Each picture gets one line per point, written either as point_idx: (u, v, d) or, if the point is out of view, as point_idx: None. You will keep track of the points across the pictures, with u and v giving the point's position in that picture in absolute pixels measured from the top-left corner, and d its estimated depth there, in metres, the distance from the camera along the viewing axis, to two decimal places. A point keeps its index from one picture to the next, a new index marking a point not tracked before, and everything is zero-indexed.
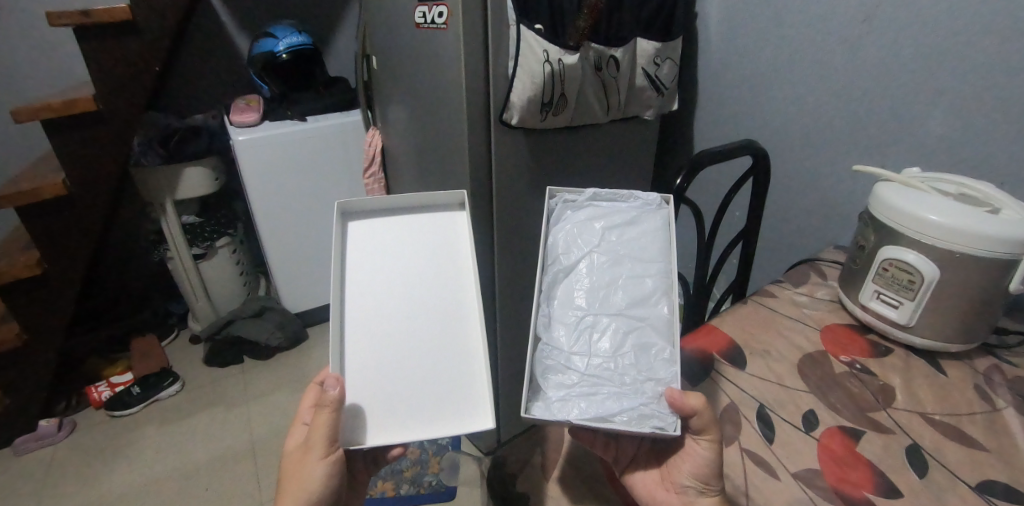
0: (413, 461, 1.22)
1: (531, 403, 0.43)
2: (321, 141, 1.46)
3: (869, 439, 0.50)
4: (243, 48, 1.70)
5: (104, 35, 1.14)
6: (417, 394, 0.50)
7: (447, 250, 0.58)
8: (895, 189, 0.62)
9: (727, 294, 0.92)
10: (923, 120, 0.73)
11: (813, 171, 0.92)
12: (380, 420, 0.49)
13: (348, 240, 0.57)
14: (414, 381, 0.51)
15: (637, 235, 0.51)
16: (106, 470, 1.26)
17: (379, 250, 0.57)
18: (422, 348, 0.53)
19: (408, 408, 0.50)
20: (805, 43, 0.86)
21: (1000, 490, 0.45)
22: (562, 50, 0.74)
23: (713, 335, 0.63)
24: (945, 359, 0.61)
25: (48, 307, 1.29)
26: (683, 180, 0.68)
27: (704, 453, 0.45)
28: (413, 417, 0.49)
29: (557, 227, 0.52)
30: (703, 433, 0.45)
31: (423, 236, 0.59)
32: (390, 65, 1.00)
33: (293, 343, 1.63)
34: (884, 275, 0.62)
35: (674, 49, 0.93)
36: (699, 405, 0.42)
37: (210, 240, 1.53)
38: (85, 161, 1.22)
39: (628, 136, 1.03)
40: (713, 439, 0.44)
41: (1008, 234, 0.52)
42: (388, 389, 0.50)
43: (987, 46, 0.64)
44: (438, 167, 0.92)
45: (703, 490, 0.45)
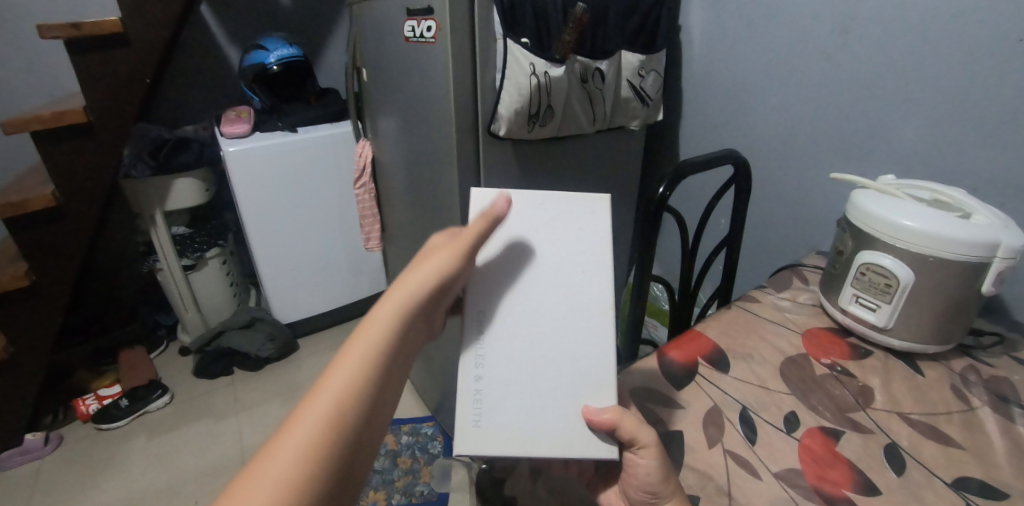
0: (405, 472, 1.25)
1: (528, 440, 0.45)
2: (312, 152, 1.47)
3: (849, 439, 0.52)
4: (234, 59, 1.71)
5: (97, 48, 1.15)
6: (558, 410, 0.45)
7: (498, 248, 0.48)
8: (871, 195, 0.64)
9: (713, 300, 0.93)
10: (898, 129, 0.76)
11: (794, 180, 0.94)
12: (548, 440, 0.45)
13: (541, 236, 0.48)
14: (554, 399, 0.45)
15: (583, 243, 0.48)
16: (93, 485, 1.23)
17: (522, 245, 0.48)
18: (541, 363, 0.46)
19: (563, 420, 0.45)
20: (786, 54, 0.89)
21: (975, 487, 0.46)
22: (548, 63, 0.77)
23: (698, 341, 0.64)
24: (923, 360, 0.63)
25: (35, 319, 1.28)
26: (666, 189, 0.69)
27: (649, 464, 0.44)
28: (567, 434, 0.45)
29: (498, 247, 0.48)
30: (637, 445, 0.44)
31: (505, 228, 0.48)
32: (379, 77, 1.01)
33: (282, 353, 1.63)
34: (861, 279, 0.64)
35: (658, 61, 0.95)
36: (614, 415, 0.44)
37: (200, 251, 1.53)
38: (75, 173, 1.22)
39: (615, 145, 1.05)
40: (648, 448, 0.44)
41: (978, 238, 0.54)
42: (558, 400, 0.45)
43: (956, 60, 0.68)
44: (429, 177, 0.93)
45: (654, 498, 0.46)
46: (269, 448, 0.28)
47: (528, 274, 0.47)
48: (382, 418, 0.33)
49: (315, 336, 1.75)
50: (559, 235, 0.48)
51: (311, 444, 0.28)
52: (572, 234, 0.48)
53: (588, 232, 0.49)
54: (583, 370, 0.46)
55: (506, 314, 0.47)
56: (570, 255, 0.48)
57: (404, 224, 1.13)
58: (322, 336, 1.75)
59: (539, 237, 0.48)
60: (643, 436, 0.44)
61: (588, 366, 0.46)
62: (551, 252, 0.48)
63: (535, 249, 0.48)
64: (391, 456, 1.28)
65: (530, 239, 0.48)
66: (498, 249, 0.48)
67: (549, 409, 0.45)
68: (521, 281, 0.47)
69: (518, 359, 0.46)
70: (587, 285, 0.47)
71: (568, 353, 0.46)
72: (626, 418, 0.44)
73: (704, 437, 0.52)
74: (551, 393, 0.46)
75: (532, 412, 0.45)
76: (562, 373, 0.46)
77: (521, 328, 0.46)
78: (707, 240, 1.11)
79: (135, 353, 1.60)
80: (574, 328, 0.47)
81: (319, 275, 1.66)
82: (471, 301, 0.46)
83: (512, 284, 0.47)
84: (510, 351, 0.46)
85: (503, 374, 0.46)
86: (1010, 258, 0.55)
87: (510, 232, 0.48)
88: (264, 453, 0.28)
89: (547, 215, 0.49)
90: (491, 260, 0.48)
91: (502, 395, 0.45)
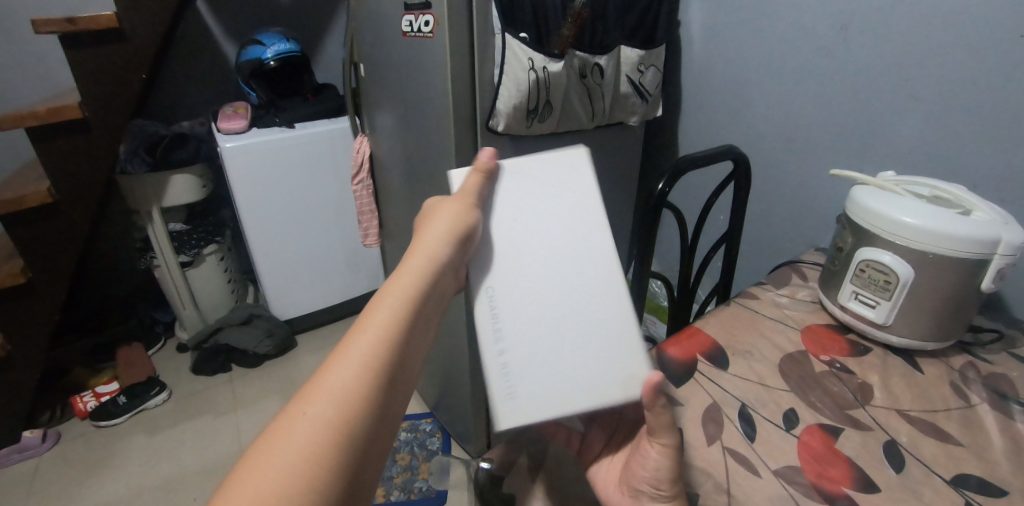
0: (404, 468, 1.25)
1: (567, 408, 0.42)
2: (310, 148, 1.46)
3: (848, 436, 0.51)
4: (231, 55, 1.69)
5: (92, 42, 1.14)
6: (591, 368, 0.43)
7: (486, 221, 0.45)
8: (871, 192, 0.64)
9: (712, 296, 0.93)
10: (898, 125, 0.75)
11: (794, 175, 0.94)
12: (589, 399, 0.42)
13: (527, 200, 0.46)
14: (584, 358, 0.43)
15: (570, 193, 0.47)
16: (91, 482, 1.23)
17: (512, 211, 0.46)
18: (563, 325, 0.44)
19: (598, 380, 0.43)
20: (786, 50, 0.88)
21: (974, 484, 0.46)
22: (547, 58, 0.76)
23: (696, 338, 0.63)
24: (922, 357, 0.63)
25: (31, 317, 1.27)
26: (665, 185, 0.69)
27: (656, 460, 0.43)
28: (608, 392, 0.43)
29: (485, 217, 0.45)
30: (656, 438, 0.43)
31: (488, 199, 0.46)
32: (377, 72, 1.01)
33: (281, 350, 1.63)
34: (861, 276, 0.63)
35: (657, 57, 0.95)
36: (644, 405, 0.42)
37: (197, 248, 1.52)
38: (71, 169, 1.21)
39: (614, 141, 1.04)
40: (665, 443, 0.43)
41: (978, 234, 0.54)
42: (587, 359, 0.43)
43: (958, 56, 0.67)
44: (427, 173, 0.92)
45: (654, 493, 0.44)
46: (310, 390, 0.32)
47: (524, 237, 0.45)
48: (410, 369, 0.36)
49: (313, 333, 1.75)
50: (548, 193, 0.47)
51: (346, 387, 0.32)
52: (558, 189, 0.47)
53: (575, 184, 0.47)
54: (605, 320, 0.45)
55: (515, 286, 0.44)
56: (562, 209, 0.46)
57: (402, 219, 1.12)
58: (321, 332, 1.75)
59: (529, 200, 0.46)
60: (664, 435, 0.43)
61: (608, 323, 0.45)
62: (542, 212, 0.46)
63: (526, 212, 0.46)
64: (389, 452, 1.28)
65: (521, 202, 0.46)
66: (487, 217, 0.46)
67: (579, 376, 0.43)
68: (521, 247, 0.45)
69: (536, 324, 0.43)
70: (585, 239, 0.46)
71: (585, 312, 0.44)
72: (659, 417, 0.43)
73: (703, 434, 0.51)
74: (579, 355, 0.43)
75: (565, 375, 0.43)
76: (584, 337, 0.44)
77: (534, 297, 0.44)
78: (706, 237, 1.11)
79: (133, 350, 1.59)
80: (586, 282, 0.45)
81: (317, 271, 1.65)
82: (476, 279, 0.44)
83: (512, 251, 0.45)
84: (527, 318, 0.43)
85: (525, 343, 0.43)
86: (1010, 255, 0.55)
87: (496, 200, 0.46)
88: (305, 395, 0.31)
89: (530, 175, 0.47)
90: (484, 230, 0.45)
91: (530, 369, 0.42)
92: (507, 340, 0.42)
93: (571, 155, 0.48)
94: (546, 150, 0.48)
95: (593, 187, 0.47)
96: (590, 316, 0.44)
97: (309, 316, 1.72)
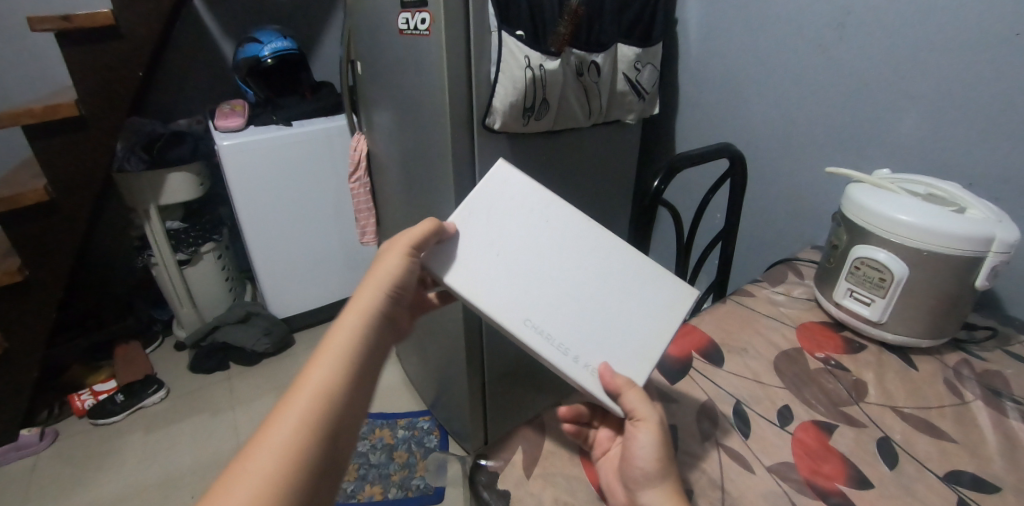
0: (401, 466, 1.25)
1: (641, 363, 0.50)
2: (307, 146, 1.46)
3: (842, 433, 0.52)
4: (228, 52, 1.69)
5: (89, 40, 1.14)
6: (636, 324, 0.51)
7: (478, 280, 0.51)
8: (867, 190, 0.64)
9: (708, 293, 0.93)
10: (893, 123, 0.76)
11: (790, 174, 0.94)
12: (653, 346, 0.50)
13: (497, 243, 0.53)
14: (625, 321, 0.51)
15: (525, 208, 0.55)
16: (89, 480, 1.23)
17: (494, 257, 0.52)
18: (594, 311, 0.51)
19: (645, 330, 0.51)
20: (782, 47, 0.88)
21: (967, 480, 0.47)
22: (543, 56, 0.76)
23: (692, 336, 0.64)
24: (916, 354, 0.63)
25: (28, 316, 1.26)
26: (660, 183, 0.70)
27: (646, 438, 0.42)
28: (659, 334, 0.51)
29: (477, 280, 0.51)
30: (637, 416, 0.44)
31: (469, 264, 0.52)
32: (373, 70, 1.00)
33: (279, 348, 1.62)
34: (856, 273, 0.64)
35: (654, 55, 0.95)
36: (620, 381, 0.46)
37: (195, 246, 1.52)
38: (68, 167, 1.21)
39: (611, 139, 1.04)
40: (649, 418, 0.43)
41: (972, 232, 0.54)
42: (626, 320, 0.51)
43: (953, 54, 0.67)
44: (424, 171, 0.92)
45: (654, 478, 0.41)
46: (258, 439, 0.34)
47: (517, 265, 0.52)
48: (355, 413, 0.39)
49: (311, 331, 1.75)
50: (506, 216, 0.54)
51: (294, 429, 0.35)
52: (512, 211, 0.54)
53: (516, 196, 0.55)
54: (618, 280, 0.53)
55: (545, 307, 0.50)
56: (527, 227, 0.54)
57: (399, 217, 1.12)
58: (319, 330, 1.75)
59: (501, 239, 0.53)
60: (642, 411, 0.44)
61: (621, 269, 0.54)
62: (511, 229, 0.54)
63: (502, 237, 0.53)
64: (388, 450, 1.29)
65: (494, 242, 0.53)
66: (474, 264, 0.52)
67: (635, 327, 0.51)
68: (523, 271, 0.52)
69: (578, 321, 0.50)
70: (557, 231, 0.54)
71: (603, 275, 0.53)
72: (632, 390, 0.45)
73: (699, 431, 0.51)
74: (622, 321, 0.51)
75: (626, 339, 0.50)
76: (614, 296, 0.52)
77: (564, 304, 0.51)
78: (703, 234, 1.11)
79: (131, 348, 1.59)
80: (586, 265, 0.53)
81: (315, 269, 1.65)
82: (513, 319, 0.49)
83: (513, 282, 0.51)
84: (569, 319, 0.50)
85: (580, 338, 0.49)
86: (1003, 252, 0.55)
87: (470, 254, 0.52)
88: (255, 441, 0.34)
89: (481, 218, 0.54)
90: (481, 281, 0.51)
91: (601, 351, 0.49)
92: (570, 346, 0.49)
93: (497, 175, 0.56)
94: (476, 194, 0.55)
95: (532, 187, 0.56)
96: (607, 277, 0.53)
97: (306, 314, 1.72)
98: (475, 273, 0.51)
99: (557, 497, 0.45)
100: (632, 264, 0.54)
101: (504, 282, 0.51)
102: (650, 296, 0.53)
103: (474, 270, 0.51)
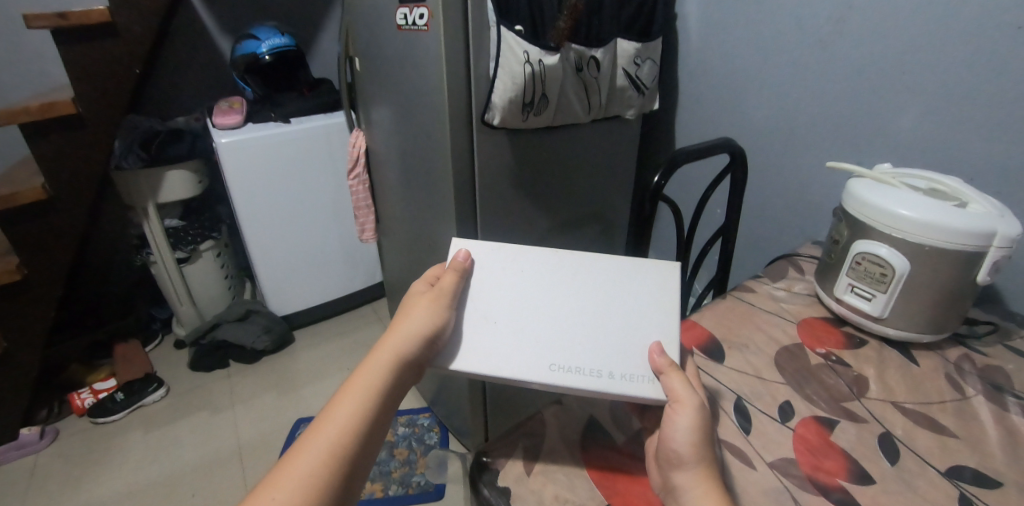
0: (402, 463, 1.25)
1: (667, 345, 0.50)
2: (305, 143, 1.45)
3: (843, 428, 0.52)
4: (225, 49, 1.68)
5: (85, 37, 1.14)
6: (638, 314, 0.51)
7: (501, 358, 0.49)
8: (868, 185, 0.63)
9: (708, 289, 0.93)
10: (894, 118, 0.75)
11: (790, 169, 0.93)
12: (661, 327, 0.50)
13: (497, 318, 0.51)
14: (628, 317, 0.51)
15: (499, 270, 0.54)
16: (89, 479, 1.23)
17: (500, 329, 0.51)
18: (599, 326, 0.51)
19: (649, 318, 0.51)
20: (783, 41, 0.87)
21: (969, 475, 0.46)
22: (542, 51, 0.75)
23: (692, 331, 0.64)
24: (918, 349, 0.63)
25: (27, 314, 1.26)
26: (661, 178, 0.69)
27: (683, 421, 0.42)
28: (663, 311, 0.51)
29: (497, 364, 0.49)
30: (678, 401, 0.44)
31: (484, 347, 0.50)
32: (372, 66, 1.00)
33: (278, 346, 1.62)
34: (857, 268, 0.63)
35: (654, 50, 0.94)
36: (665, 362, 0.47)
37: (193, 244, 1.51)
38: (66, 165, 1.20)
39: (610, 135, 1.04)
40: (690, 405, 0.44)
41: (974, 226, 0.54)
42: (627, 316, 0.51)
43: (955, 47, 0.67)
44: (423, 167, 0.92)
45: (688, 461, 0.40)
46: (279, 475, 0.40)
47: (517, 323, 0.51)
48: (363, 462, 0.43)
49: (311, 329, 1.74)
50: (483, 282, 0.53)
51: (302, 482, 0.39)
52: (487, 280, 0.53)
53: (483, 263, 0.54)
54: (603, 280, 0.53)
55: (561, 346, 0.50)
56: (508, 288, 0.53)
57: (399, 214, 1.12)
58: (319, 328, 1.75)
59: (488, 308, 0.52)
60: (682, 397, 0.44)
61: (607, 275, 0.54)
62: (491, 287, 0.53)
63: (486, 302, 0.52)
64: (388, 447, 1.29)
65: (483, 314, 0.51)
66: (471, 333, 0.50)
67: (644, 321, 0.51)
68: (523, 321, 0.51)
69: (593, 342, 0.50)
70: (535, 275, 0.54)
71: (594, 289, 0.53)
72: (676, 375, 0.46)
73: None
74: (625, 320, 0.51)
75: (636, 332, 0.50)
76: (613, 305, 0.52)
77: (574, 333, 0.50)
78: (703, 230, 1.10)
79: (130, 346, 1.59)
80: (571, 287, 0.53)
81: (315, 267, 1.65)
82: (540, 371, 0.48)
83: (523, 338, 0.50)
84: (584, 344, 0.50)
85: (602, 355, 0.49)
86: (1006, 246, 0.55)
87: (472, 331, 0.50)
88: (272, 482, 0.39)
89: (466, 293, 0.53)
90: (501, 356, 0.49)
91: (624, 355, 0.49)
92: (599, 367, 0.48)
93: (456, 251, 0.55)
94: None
95: (494, 249, 0.55)
96: (598, 290, 0.53)
97: (306, 312, 1.72)
98: (480, 348, 0.49)
99: (558, 494, 0.45)
100: (614, 267, 0.54)
101: (513, 345, 0.50)
102: (645, 286, 0.53)
103: (475, 340, 0.50)
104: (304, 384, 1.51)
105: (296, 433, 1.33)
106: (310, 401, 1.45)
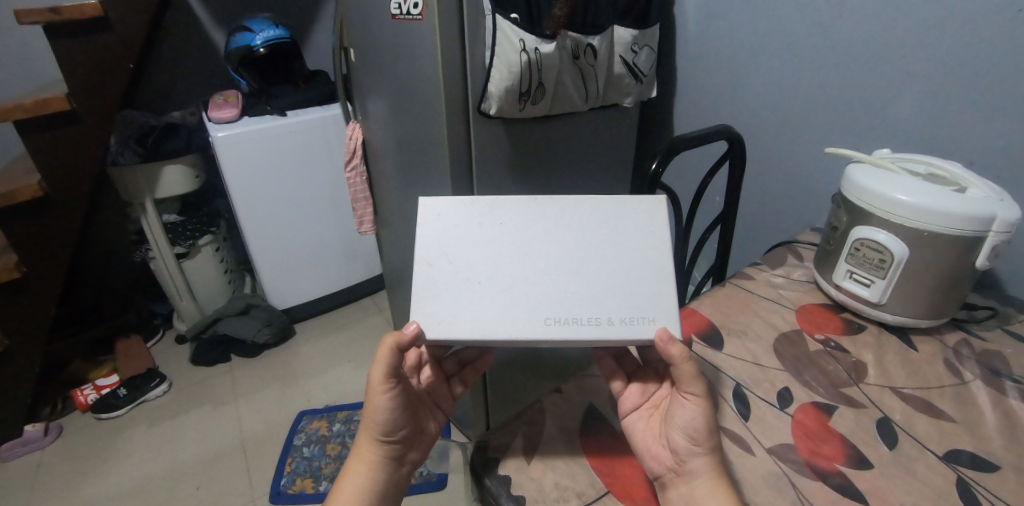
0: None
1: (662, 283, 0.49)
2: (302, 135, 1.44)
3: (842, 413, 0.52)
4: (220, 42, 1.67)
5: (76, 33, 1.12)
6: (627, 258, 0.50)
7: (490, 321, 0.48)
8: (867, 170, 0.63)
9: (707, 277, 0.93)
10: (894, 102, 0.74)
11: (789, 155, 0.93)
12: (653, 270, 0.50)
13: (479, 280, 0.49)
14: (616, 262, 0.50)
15: (479, 228, 0.51)
16: (93, 474, 1.24)
17: (484, 291, 0.49)
18: (588, 274, 0.50)
19: (637, 261, 0.50)
20: (781, 26, 0.86)
21: (965, 459, 0.47)
22: (538, 39, 0.74)
23: (691, 319, 0.64)
24: (916, 334, 0.63)
25: (26, 311, 1.26)
26: (658, 166, 0.69)
27: (692, 410, 0.45)
28: (653, 253, 0.51)
29: (485, 329, 0.47)
30: (689, 389, 0.45)
31: (471, 310, 0.48)
32: (366, 57, 0.99)
33: (280, 339, 1.63)
34: (856, 254, 0.63)
35: (652, 36, 0.93)
36: (677, 353, 0.45)
37: (192, 239, 1.51)
38: (61, 162, 1.19)
39: (608, 123, 1.03)
40: (699, 395, 0.45)
41: (973, 211, 0.53)
42: (615, 260, 0.50)
43: (954, 29, 0.66)
44: (419, 158, 0.91)
45: (690, 446, 0.45)
46: None
47: (500, 281, 0.49)
48: None
49: (312, 322, 1.75)
50: (461, 243, 0.51)
51: None
52: (464, 240, 0.51)
53: (458, 224, 0.51)
54: (588, 228, 0.52)
55: (552, 298, 0.48)
56: (488, 245, 0.51)
57: (396, 205, 1.12)
58: (320, 320, 1.75)
59: (470, 269, 0.50)
60: (691, 385, 0.45)
61: (590, 217, 0.52)
62: (469, 244, 0.51)
63: (467, 263, 0.50)
64: None
65: (464, 276, 0.49)
66: (456, 296, 0.49)
67: (638, 261, 0.50)
68: (508, 277, 0.49)
69: (584, 289, 0.49)
70: (515, 228, 0.51)
71: (577, 237, 0.51)
72: (685, 364, 0.45)
73: None
74: (615, 263, 0.50)
75: (627, 273, 0.50)
76: (602, 247, 0.51)
77: (567, 284, 0.49)
78: (703, 217, 1.10)
79: (133, 343, 1.60)
80: (555, 236, 0.51)
81: (314, 260, 1.65)
82: (533, 326, 0.47)
83: (507, 297, 0.49)
84: (575, 293, 0.49)
85: (593, 301, 0.48)
86: (1005, 231, 0.54)
87: (455, 296, 0.49)
88: None
89: (443, 257, 0.50)
90: (488, 315, 0.48)
91: (617, 299, 0.48)
92: (593, 314, 0.48)
93: (425, 212, 0.52)
94: (419, 245, 0.50)
95: (466, 205, 0.52)
96: (584, 237, 0.51)
97: (307, 305, 1.72)
98: (469, 314, 0.48)
99: (557, 482, 0.45)
100: (597, 209, 0.52)
101: (500, 305, 0.48)
102: (631, 226, 0.52)
103: (460, 303, 0.48)
104: (307, 377, 1.52)
105: (299, 425, 1.35)
106: (312, 393, 1.46)
